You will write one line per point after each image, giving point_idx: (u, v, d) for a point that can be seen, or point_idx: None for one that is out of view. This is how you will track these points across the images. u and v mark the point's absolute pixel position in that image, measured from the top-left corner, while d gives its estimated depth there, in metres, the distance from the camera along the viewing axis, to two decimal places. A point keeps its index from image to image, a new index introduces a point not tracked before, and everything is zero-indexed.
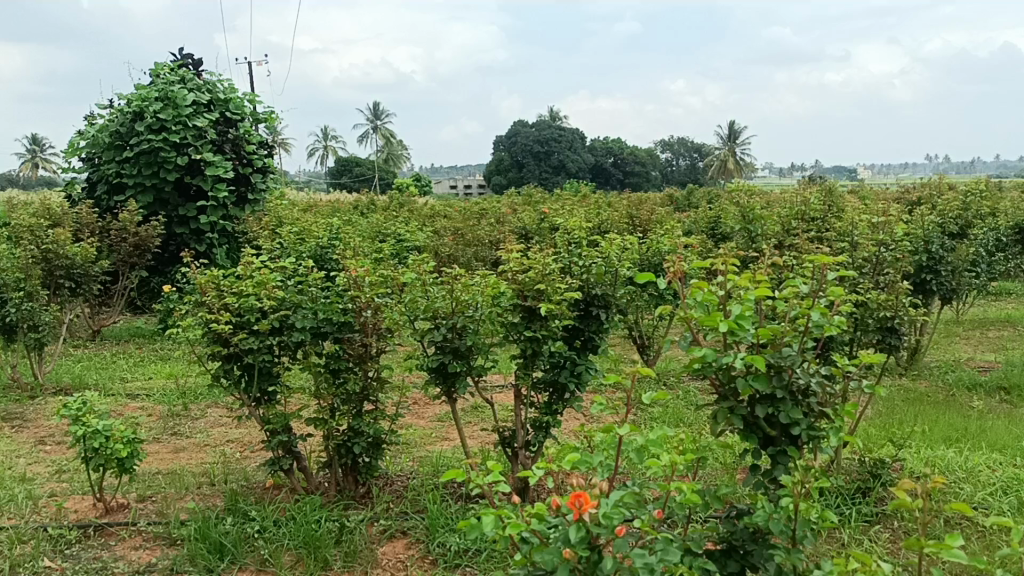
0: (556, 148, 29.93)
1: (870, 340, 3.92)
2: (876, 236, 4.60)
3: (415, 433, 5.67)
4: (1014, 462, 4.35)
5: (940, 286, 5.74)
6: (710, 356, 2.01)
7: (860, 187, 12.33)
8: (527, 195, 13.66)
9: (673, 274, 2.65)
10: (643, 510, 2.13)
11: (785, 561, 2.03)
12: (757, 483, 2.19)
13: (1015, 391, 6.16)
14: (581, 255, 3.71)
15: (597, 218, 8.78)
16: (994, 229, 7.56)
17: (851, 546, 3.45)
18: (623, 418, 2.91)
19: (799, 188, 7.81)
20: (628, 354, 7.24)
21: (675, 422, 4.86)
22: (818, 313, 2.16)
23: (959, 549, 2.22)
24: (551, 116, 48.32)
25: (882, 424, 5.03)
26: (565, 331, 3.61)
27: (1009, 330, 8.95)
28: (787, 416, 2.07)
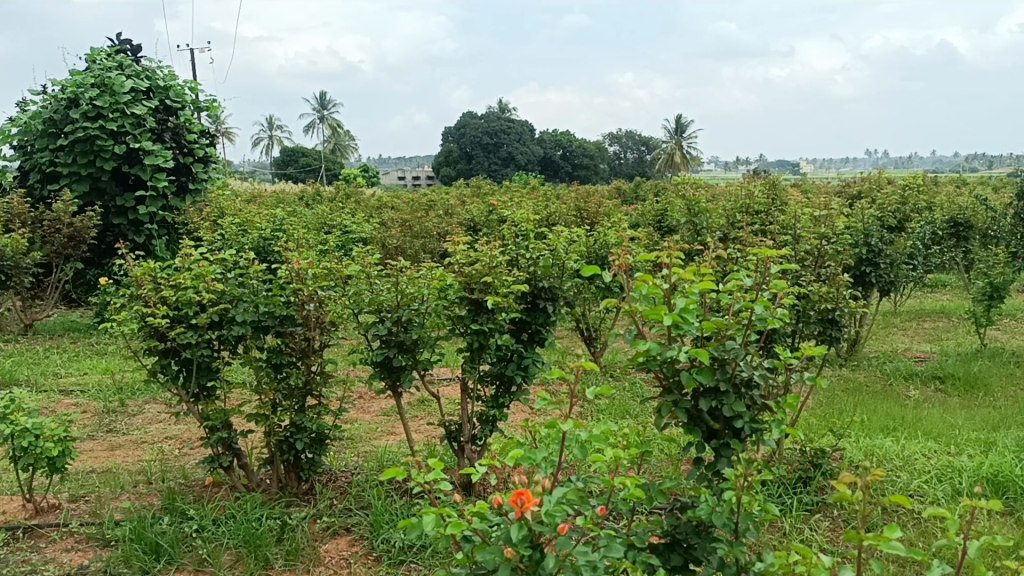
0: (505, 140, 29.91)
1: (812, 332, 3.96)
2: (819, 229, 4.66)
3: (361, 427, 5.60)
4: (949, 450, 4.44)
5: (879, 279, 5.85)
6: (655, 349, 1.98)
7: (802, 181, 12.55)
8: (475, 186, 13.62)
9: (619, 266, 2.62)
10: (587, 506, 2.10)
11: (728, 554, 2.02)
12: (701, 476, 2.18)
13: (949, 379, 6.31)
14: (528, 247, 3.68)
15: (544, 211, 8.78)
16: (931, 222, 7.74)
17: (792, 535, 3.48)
18: (568, 412, 2.87)
19: (743, 181, 7.90)
20: (575, 345, 7.26)
21: (621, 415, 4.88)
22: (761, 306, 2.14)
23: (896, 541, 2.23)
24: (499, 108, 48.21)
25: (823, 415, 5.11)
26: (512, 324, 3.55)
27: (944, 321, 9.20)
28: (730, 409, 2.05)
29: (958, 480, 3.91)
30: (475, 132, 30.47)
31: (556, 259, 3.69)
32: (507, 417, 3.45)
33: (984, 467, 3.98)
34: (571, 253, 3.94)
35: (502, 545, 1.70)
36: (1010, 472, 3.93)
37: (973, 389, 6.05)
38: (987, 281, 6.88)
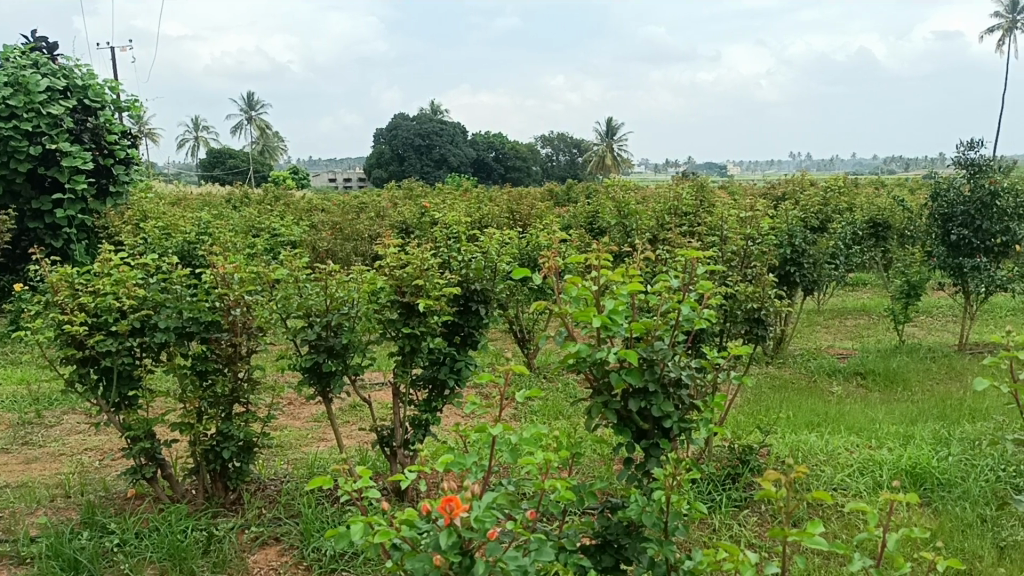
0: (437, 142, 29.80)
1: (738, 331, 4.03)
2: (745, 230, 4.75)
3: (290, 434, 5.50)
4: (870, 444, 4.57)
5: (803, 278, 5.99)
6: (584, 350, 1.98)
7: (730, 183, 12.79)
8: (407, 189, 13.53)
9: (549, 267, 2.62)
10: (517, 510, 2.09)
11: (658, 553, 2.03)
12: (631, 477, 2.19)
13: (870, 375, 6.51)
14: (461, 249, 3.66)
15: (477, 214, 8.76)
16: (851, 223, 7.98)
17: (720, 532, 3.54)
18: (499, 416, 2.86)
19: (672, 184, 8.02)
20: (508, 347, 7.26)
21: (554, 416, 4.90)
22: (688, 306, 2.16)
23: (819, 536, 2.28)
24: (431, 110, 48.03)
25: (751, 412, 5.22)
26: (444, 327, 3.53)
27: (865, 318, 9.48)
28: (659, 409, 2.06)
29: (879, 473, 4.03)
30: (407, 133, 30.29)
31: (488, 262, 3.68)
32: (441, 420, 3.41)
33: (903, 460, 4.11)
34: (503, 255, 3.94)
35: (430, 552, 1.67)
36: (927, 464, 4.06)
37: (892, 384, 6.25)
38: (904, 279, 7.11)
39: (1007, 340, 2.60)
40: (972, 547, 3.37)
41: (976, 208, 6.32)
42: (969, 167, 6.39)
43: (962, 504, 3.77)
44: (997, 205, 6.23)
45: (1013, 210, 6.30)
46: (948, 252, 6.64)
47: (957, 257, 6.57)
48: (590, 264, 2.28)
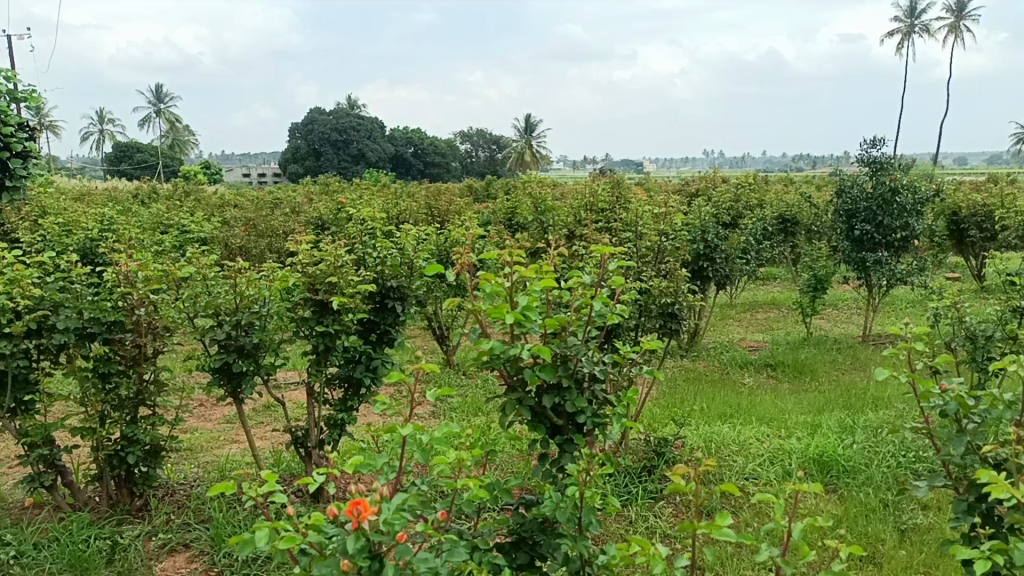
0: (354, 137, 29.41)
1: (653, 326, 4.08)
2: (659, 226, 4.81)
3: (201, 436, 5.33)
4: (779, 433, 4.69)
5: (716, 272, 6.10)
6: (497, 348, 1.94)
7: (645, 179, 12.96)
8: (324, 184, 13.31)
9: (462, 263, 2.58)
10: (429, 510, 2.04)
11: (572, 549, 2.01)
12: (546, 473, 2.16)
13: (780, 366, 6.69)
14: (377, 246, 3.59)
15: (394, 210, 8.66)
16: (762, 219, 8.19)
17: (636, 524, 3.57)
18: (412, 415, 2.80)
19: (589, 180, 8.09)
20: (427, 344, 7.20)
21: (472, 412, 4.88)
22: (600, 303, 2.16)
23: (727, 528, 2.31)
24: (348, 105, 47.36)
25: (666, 405, 5.30)
26: (359, 325, 3.45)
27: (775, 311, 9.75)
28: (573, 405, 2.05)
29: (789, 462, 4.13)
30: (324, 128, 29.79)
31: (403, 258, 3.62)
32: (358, 420, 3.33)
33: (810, 449, 4.22)
34: (419, 252, 3.89)
35: (339, 555, 1.61)
36: (833, 452, 4.18)
37: (800, 375, 6.44)
38: (811, 273, 7.33)
39: (905, 333, 2.68)
40: (875, 531, 3.49)
41: (878, 204, 6.55)
42: (871, 165, 6.61)
43: (865, 491, 3.90)
44: (897, 201, 6.47)
45: (912, 206, 6.56)
46: (852, 246, 6.86)
47: (860, 252, 6.79)
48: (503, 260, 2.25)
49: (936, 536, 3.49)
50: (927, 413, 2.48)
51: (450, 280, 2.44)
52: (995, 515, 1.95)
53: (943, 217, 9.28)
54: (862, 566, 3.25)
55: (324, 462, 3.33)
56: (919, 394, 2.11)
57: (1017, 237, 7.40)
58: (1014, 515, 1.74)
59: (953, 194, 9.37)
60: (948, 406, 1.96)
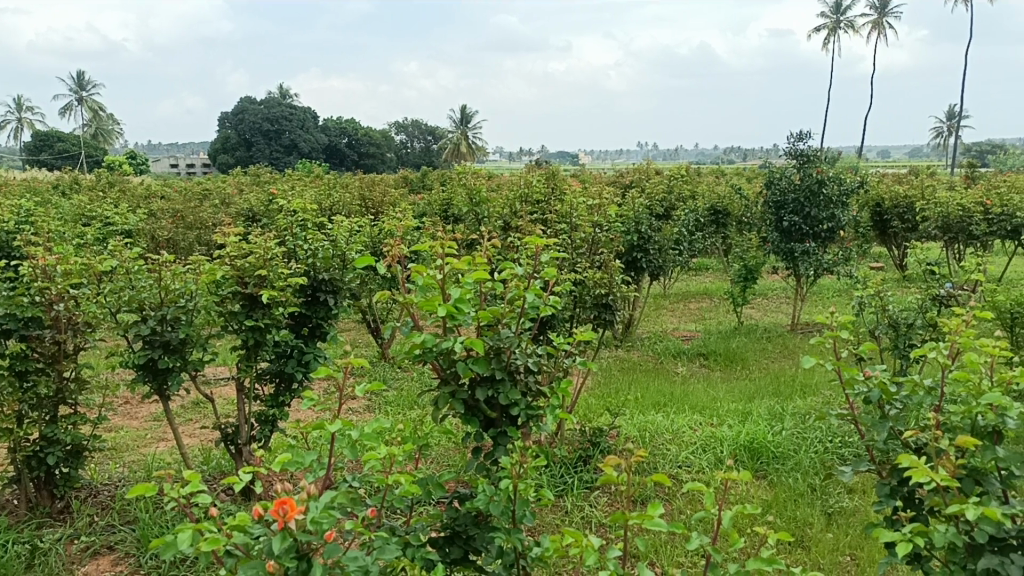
0: (286, 127, 28.89)
1: (588, 317, 4.08)
2: (593, 217, 4.82)
3: (127, 435, 5.16)
4: (711, 421, 4.76)
5: (649, 263, 6.15)
6: (430, 340, 1.90)
7: (580, 171, 13.02)
8: (255, 174, 13.04)
9: (393, 255, 2.52)
10: (359, 507, 1.98)
11: (506, 542, 1.98)
12: (479, 467, 2.13)
13: (712, 355, 6.79)
14: (309, 238, 3.51)
15: (327, 202, 8.52)
16: (694, 210, 8.30)
17: (572, 514, 3.58)
18: (342, 411, 2.74)
19: (524, 171, 8.09)
20: (361, 337, 7.11)
21: (407, 406, 4.82)
22: (533, 294, 2.13)
23: (658, 517, 2.31)
24: (280, 94, 46.49)
25: (601, 395, 5.33)
26: (290, 319, 3.37)
27: (707, 302, 9.90)
28: (506, 397, 2.02)
29: (720, 449, 4.18)
30: (254, 118, 29.18)
31: (335, 250, 3.54)
32: (289, 417, 3.24)
33: (741, 436, 4.28)
34: (351, 245, 3.81)
35: (265, 556, 1.53)
36: (763, 439, 4.25)
37: (731, 363, 6.55)
38: (742, 263, 7.45)
39: (831, 321, 2.73)
40: (803, 515, 3.55)
41: (805, 196, 6.69)
42: (798, 157, 6.74)
43: (794, 476, 3.98)
44: (824, 193, 6.62)
45: (838, 197, 6.72)
46: (781, 237, 6.98)
47: (789, 242, 6.92)
48: (435, 252, 2.21)
49: (861, 519, 3.57)
50: (851, 400, 2.53)
51: (382, 274, 2.38)
52: (916, 499, 1.99)
53: (868, 209, 9.52)
54: (791, 550, 3.30)
55: (255, 460, 3.24)
56: (844, 381, 2.14)
57: (937, 228, 7.64)
58: (934, 498, 1.77)
59: (877, 186, 9.63)
60: (872, 392, 1.99)
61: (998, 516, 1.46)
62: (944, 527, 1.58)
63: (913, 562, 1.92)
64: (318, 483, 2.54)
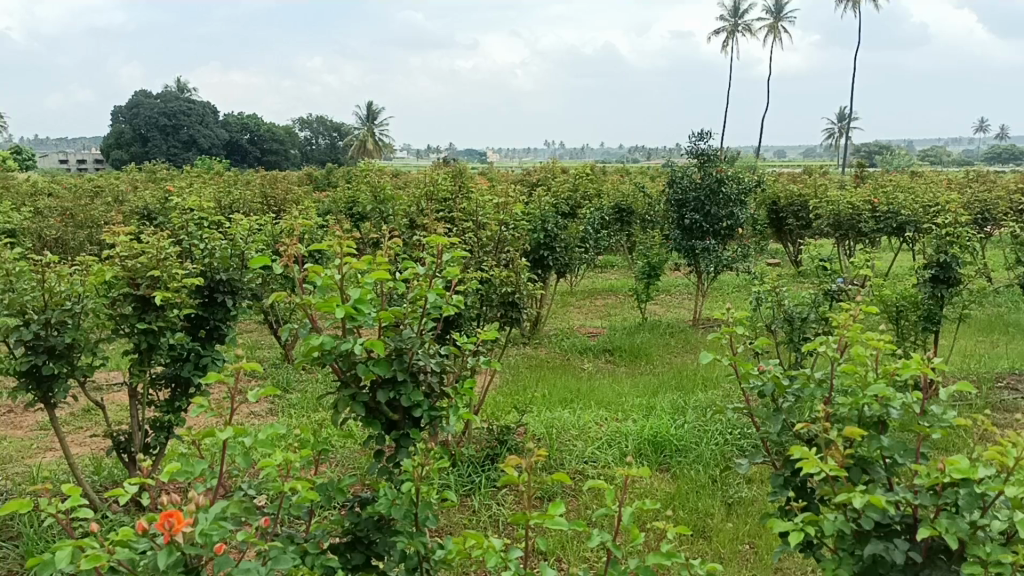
0: (184, 122, 27.94)
1: (494, 315, 4.06)
2: (498, 215, 4.80)
3: (11, 445, 4.87)
4: (616, 416, 4.81)
5: (556, 261, 6.18)
6: (328, 342, 1.82)
7: (488, 169, 13.02)
8: (151, 171, 12.55)
9: (290, 255, 2.43)
10: (254, 515, 1.89)
11: (408, 546, 1.92)
12: (381, 470, 2.07)
13: (617, 350, 6.88)
14: (205, 238, 3.37)
15: (227, 199, 8.26)
16: (599, 208, 8.40)
17: (479, 513, 3.55)
18: (237, 416, 2.63)
19: (430, 169, 8.01)
20: (263, 338, 6.91)
21: (311, 408, 4.70)
22: (435, 294, 2.08)
23: (560, 516, 2.30)
24: (178, 87, 44.95)
25: (508, 393, 5.33)
26: (186, 322, 3.22)
27: (613, 298, 10.04)
28: (408, 399, 1.96)
29: (625, 444, 4.23)
30: (150, 112, 28.12)
31: (233, 250, 3.41)
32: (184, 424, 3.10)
33: (645, 431, 4.34)
34: (251, 244, 3.67)
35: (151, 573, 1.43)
36: (666, 433, 4.32)
37: (635, 359, 6.64)
38: (645, 261, 7.58)
39: (729, 317, 2.77)
40: (704, 506, 3.62)
41: (706, 194, 6.84)
42: (699, 156, 6.89)
43: (696, 468, 4.06)
44: (723, 191, 6.80)
45: (737, 196, 6.91)
46: (682, 234, 7.11)
47: (690, 240, 7.06)
48: (335, 252, 2.14)
49: (759, 508, 3.67)
50: (747, 394, 2.58)
51: (281, 274, 2.29)
52: (808, 489, 2.04)
53: (764, 207, 9.81)
54: (694, 541, 3.36)
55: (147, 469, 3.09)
56: (740, 376, 2.18)
57: (829, 225, 7.95)
58: (824, 487, 1.81)
59: (773, 185, 9.94)
60: (766, 386, 2.04)
61: (884, 503, 1.49)
62: (835, 515, 1.61)
63: (805, 550, 1.96)
64: (212, 492, 2.42)
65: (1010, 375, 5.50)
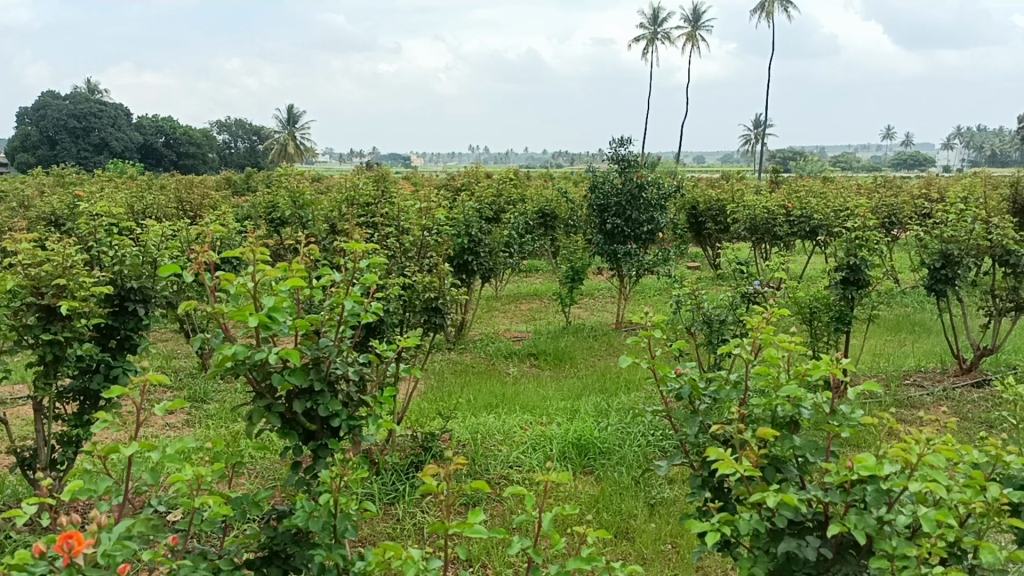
0: (95, 124, 26.99)
1: (417, 321, 4.00)
2: (421, 220, 4.74)
3: None
4: (541, 420, 4.81)
5: (480, 266, 6.15)
6: (240, 351, 1.74)
7: (411, 174, 12.92)
8: (59, 175, 12.07)
9: (202, 262, 2.32)
10: (162, 534, 1.79)
11: (326, 559, 1.85)
12: (297, 482, 1.99)
13: (542, 354, 6.89)
14: (114, 244, 3.23)
15: (141, 204, 7.98)
16: (523, 212, 8.41)
17: (403, 522, 3.50)
18: (145, 428, 2.51)
19: (352, 173, 7.90)
20: (179, 348, 6.68)
21: (229, 419, 4.56)
22: (352, 302, 2.03)
23: (481, 524, 2.27)
24: (88, 89, 43.38)
25: (433, 399, 5.28)
26: (95, 332, 3.08)
27: (537, 302, 10.07)
28: (325, 409, 1.89)
29: (549, 448, 4.24)
30: (59, 114, 27.06)
31: (146, 257, 3.28)
32: (92, 438, 2.94)
33: (569, 434, 4.34)
34: (164, 250, 3.54)
35: None
36: (590, 436, 4.33)
37: (560, 362, 6.66)
38: (569, 265, 7.61)
39: (648, 321, 2.78)
40: (627, 508, 3.64)
41: (627, 199, 6.92)
42: (620, 162, 6.96)
43: (619, 470, 4.08)
44: (644, 196, 6.89)
45: (657, 201, 7.01)
46: (605, 239, 7.17)
47: (612, 244, 7.13)
48: (248, 258, 2.05)
49: (680, 508, 3.71)
50: (666, 395, 2.59)
51: (192, 281, 2.20)
52: (725, 489, 2.05)
53: (684, 211, 9.99)
54: (618, 544, 3.37)
55: (52, 487, 2.93)
56: (658, 379, 2.19)
57: (746, 229, 8.12)
58: (739, 487, 1.84)
59: (692, 190, 10.13)
60: (683, 389, 2.06)
61: (796, 502, 1.51)
62: (749, 514, 1.62)
63: (722, 550, 1.98)
64: (119, 510, 2.31)
65: (916, 372, 5.72)
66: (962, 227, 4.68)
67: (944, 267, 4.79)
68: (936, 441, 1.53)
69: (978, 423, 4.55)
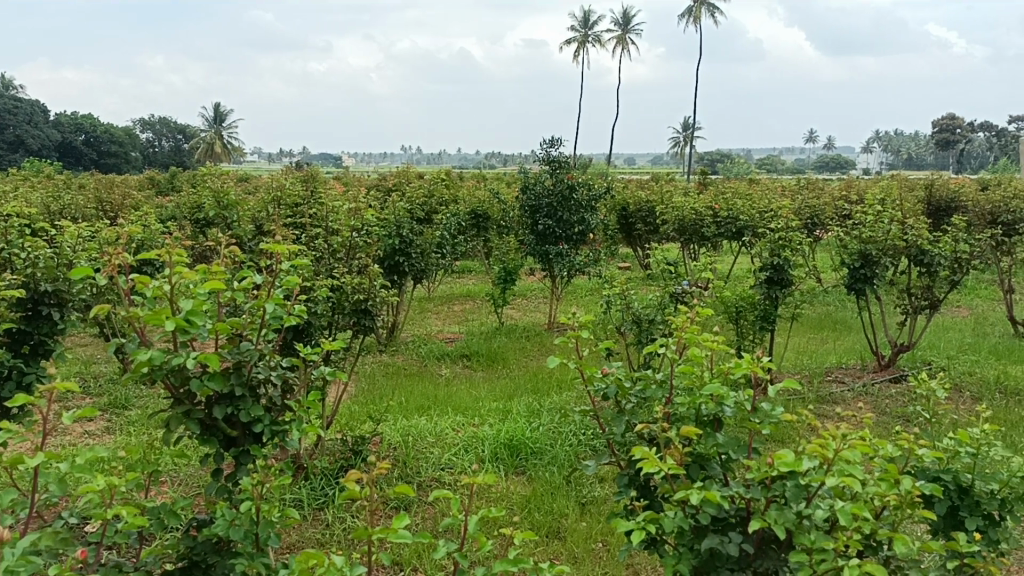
0: (10, 122, 25.92)
1: (346, 324, 3.93)
2: (349, 220, 4.66)
3: None
4: (473, 421, 4.79)
5: (411, 267, 6.09)
6: (157, 356, 1.66)
7: (343, 174, 12.75)
8: None
9: (115, 264, 2.22)
10: (71, 547, 1.70)
11: (248, 568, 1.78)
12: (218, 489, 1.92)
13: (474, 355, 6.86)
14: (26, 245, 3.09)
15: (58, 204, 7.68)
16: (454, 212, 8.35)
17: (332, 527, 3.43)
18: (54, 436, 2.39)
19: (280, 173, 7.74)
20: (98, 353, 6.44)
21: (151, 426, 4.41)
22: (274, 304, 1.96)
23: (406, 529, 2.22)
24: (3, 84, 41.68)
25: (363, 402, 5.20)
26: (7, 337, 2.94)
27: (469, 304, 10.04)
28: (246, 414, 1.83)
29: (481, 449, 4.22)
30: None
31: (61, 259, 3.14)
32: None
33: (501, 435, 4.33)
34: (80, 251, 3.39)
35: None
36: (521, 436, 4.33)
37: (492, 363, 6.65)
38: (501, 266, 7.59)
39: (576, 322, 2.78)
40: (559, 507, 3.65)
41: (558, 200, 6.94)
42: (551, 163, 6.98)
43: (550, 469, 4.09)
44: (574, 197, 6.92)
45: (587, 202, 7.06)
46: (536, 240, 7.17)
47: (544, 245, 7.13)
48: (165, 260, 1.97)
49: (610, 507, 3.73)
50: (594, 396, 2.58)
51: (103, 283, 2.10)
52: (650, 487, 2.06)
53: (615, 213, 10.08)
54: (549, 543, 3.38)
55: None
56: (585, 379, 2.18)
57: (675, 230, 8.22)
58: (664, 486, 1.84)
59: (622, 192, 10.22)
60: (610, 389, 2.06)
61: (719, 499, 1.51)
62: (673, 512, 1.63)
63: (649, 548, 1.98)
64: (26, 523, 2.19)
65: (838, 369, 5.87)
66: (880, 228, 4.82)
67: (863, 267, 4.92)
68: (852, 436, 1.56)
69: (896, 418, 4.69)
